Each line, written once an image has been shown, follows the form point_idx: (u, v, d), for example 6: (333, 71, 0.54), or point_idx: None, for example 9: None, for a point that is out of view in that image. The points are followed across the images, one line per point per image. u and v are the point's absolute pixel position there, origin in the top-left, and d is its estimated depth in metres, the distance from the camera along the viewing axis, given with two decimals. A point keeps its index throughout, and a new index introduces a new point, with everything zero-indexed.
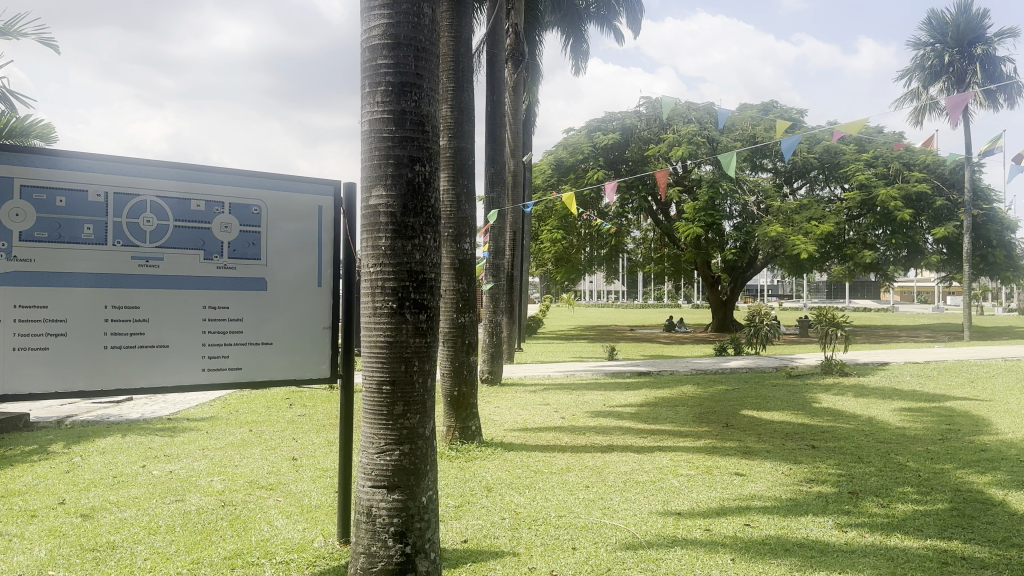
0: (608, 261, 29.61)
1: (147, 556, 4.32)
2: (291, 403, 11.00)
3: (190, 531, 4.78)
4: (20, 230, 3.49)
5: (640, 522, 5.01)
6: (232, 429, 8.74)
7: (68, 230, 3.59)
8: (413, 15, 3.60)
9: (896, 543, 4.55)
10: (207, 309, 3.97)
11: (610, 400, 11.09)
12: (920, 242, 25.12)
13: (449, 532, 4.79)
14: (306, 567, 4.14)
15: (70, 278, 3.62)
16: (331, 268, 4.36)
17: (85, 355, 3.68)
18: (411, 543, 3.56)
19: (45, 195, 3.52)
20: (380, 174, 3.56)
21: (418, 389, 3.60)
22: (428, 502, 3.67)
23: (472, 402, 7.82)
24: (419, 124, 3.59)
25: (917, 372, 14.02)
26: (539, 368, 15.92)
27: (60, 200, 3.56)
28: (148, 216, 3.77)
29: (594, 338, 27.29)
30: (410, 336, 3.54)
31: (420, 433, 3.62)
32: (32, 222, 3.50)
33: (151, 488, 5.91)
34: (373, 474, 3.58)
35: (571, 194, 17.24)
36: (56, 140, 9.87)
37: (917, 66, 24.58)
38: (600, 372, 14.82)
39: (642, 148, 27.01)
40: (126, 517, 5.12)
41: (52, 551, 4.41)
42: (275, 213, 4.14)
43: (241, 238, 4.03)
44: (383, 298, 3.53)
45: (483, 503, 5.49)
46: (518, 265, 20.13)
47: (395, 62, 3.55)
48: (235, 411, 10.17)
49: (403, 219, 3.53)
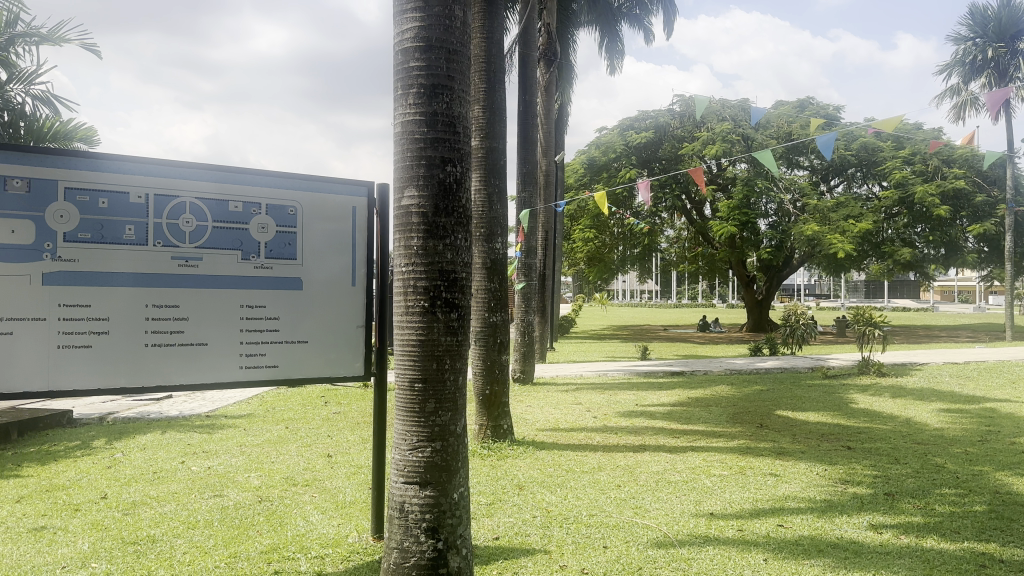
0: (641, 261, 29.45)
1: (186, 550, 4.42)
2: (326, 401, 11.15)
3: (227, 526, 4.88)
4: (64, 231, 3.59)
5: (672, 521, 4.99)
6: (269, 426, 8.89)
7: (111, 231, 3.69)
8: (445, 17, 3.64)
9: (932, 545, 4.48)
10: (245, 308, 4.05)
11: (643, 400, 11.05)
12: (960, 241, 24.63)
13: (481, 529, 4.83)
14: (340, 562, 4.20)
15: (112, 278, 3.72)
16: (365, 267, 4.41)
17: (126, 353, 3.78)
18: (444, 539, 3.59)
19: (88, 197, 3.63)
20: (413, 174, 3.60)
21: (450, 387, 3.64)
22: (459, 498, 3.70)
23: (503, 401, 7.85)
24: (450, 125, 3.62)
25: (957, 372, 13.76)
26: (571, 367, 15.93)
27: (103, 201, 3.66)
28: (188, 217, 3.86)
29: (628, 338, 27.19)
30: (442, 334, 3.58)
31: (452, 430, 3.66)
32: (76, 223, 3.61)
33: (189, 483, 6.04)
34: (406, 471, 3.63)
35: (604, 193, 17.18)
36: (99, 142, 10.13)
37: (958, 61, 24.07)
38: (632, 372, 14.77)
39: (676, 147, 26.85)
40: (166, 511, 5.23)
41: (94, 543, 4.54)
42: (311, 213, 4.21)
43: (278, 238, 4.11)
44: (415, 297, 3.58)
45: (514, 501, 5.52)
46: (550, 265, 20.12)
47: (428, 64, 3.59)
48: (271, 408, 10.34)
49: (435, 219, 3.57)
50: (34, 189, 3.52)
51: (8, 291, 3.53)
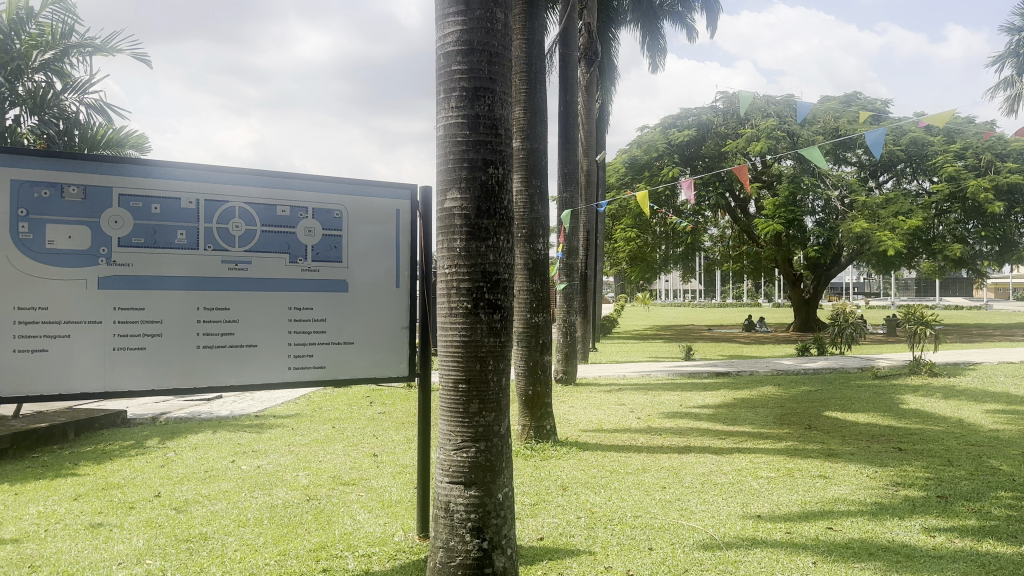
0: (685, 260, 29.17)
1: (237, 547, 4.52)
2: (371, 401, 11.29)
3: (277, 524, 4.97)
4: (119, 236, 3.70)
5: (718, 523, 4.94)
6: (316, 426, 9.03)
7: (163, 236, 3.79)
8: (486, 21, 3.66)
9: (988, 549, 4.36)
10: (293, 310, 4.13)
11: (688, 401, 10.95)
12: (1016, 237, 23.88)
13: (526, 529, 4.84)
14: (387, 560, 4.25)
15: (164, 282, 3.81)
16: (408, 269, 4.46)
17: (178, 354, 3.88)
18: (488, 539, 3.61)
19: (141, 203, 3.74)
20: (455, 177, 3.63)
21: (494, 388, 3.66)
22: (504, 498, 3.72)
23: (546, 402, 7.83)
24: (492, 127, 3.64)
25: (1013, 372, 13.35)
26: (614, 368, 15.86)
27: (155, 207, 3.77)
28: (237, 222, 3.95)
29: (671, 338, 26.97)
30: (485, 336, 3.60)
31: (495, 431, 3.68)
32: (130, 229, 3.72)
33: (240, 482, 6.17)
34: (451, 470, 3.66)
35: (647, 192, 17.07)
36: (149, 149, 10.40)
37: (1012, 51, 23.39)
38: (677, 373, 14.64)
39: (719, 145, 26.56)
40: (218, 510, 5.36)
41: (148, 541, 4.66)
42: (356, 217, 4.28)
43: (325, 241, 4.19)
44: (458, 298, 3.61)
45: (559, 502, 5.52)
46: (592, 265, 20.08)
47: (470, 67, 3.62)
48: (318, 409, 10.50)
49: (477, 221, 3.59)
50: (90, 196, 3.64)
51: (65, 295, 3.64)
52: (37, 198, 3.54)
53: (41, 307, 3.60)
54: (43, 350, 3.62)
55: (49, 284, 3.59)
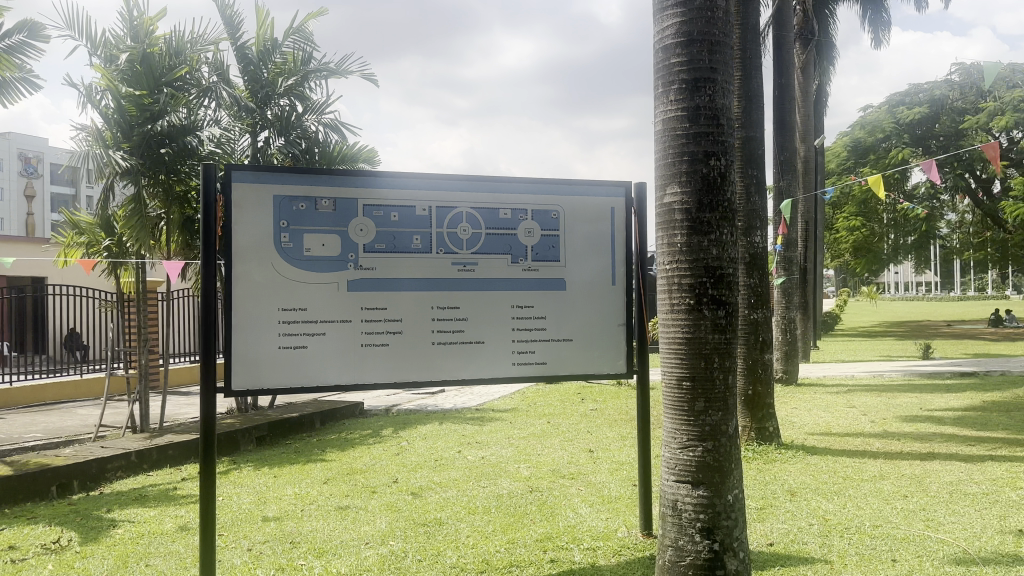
0: (918, 250, 26.64)
1: (469, 533, 4.78)
2: (584, 398, 11.44)
3: (504, 514, 5.19)
4: (363, 243, 4.05)
5: (974, 538, 4.46)
6: (533, 421, 9.31)
7: (401, 241, 4.10)
8: (706, 9, 3.57)
9: None
10: (516, 309, 4.29)
11: (928, 404, 9.98)
12: None
13: (753, 533, 4.67)
14: (612, 555, 4.29)
15: (401, 283, 4.11)
16: (625, 267, 4.48)
17: (416, 350, 4.16)
18: (719, 540, 3.53)
19: (382, 211, 4.06)
20: (675, 172, 3.58)
21: (721, 388, 3.56)
22: (733, 500, 3.61)
23: (767, 401, 7.46)
24: (713, 118, 3.55)
25: None
26: (840, 367, 14.83)
27: (393, 215, 4.08)
28: (465, 226, 4.18)
29: (903, 336, 24.76)
30: (710, 332, 3.52)
31: (722, 430, 3.58)
32: (372, 236, 4.06)
33: (467, 471, 6.51)
34: (677, 469, 3.61)
35: (873, 177, 15.80)
36: (378, 161, 11.25)
37: None
38: (913, 373, 13.39)
39: (956, 121, 23.97)
40: (449, 497, 5.70)
41: (390, 523, 5.06)
42: (573, 216, 4.37)
43: (543, 241, 4.32)
44: (681, 295, 3.56)
45: (787, 506, 5.26)
46: (811, 258, 18.92)
47: (689, 58, 3.56)
48: (534, 404, 10.82)
49: (700, 216, 3.53)
50: (338, 207, 4.01)
51: (320, 298, 4.02)
52: (295, 210, 3.96)
53: (300, 308, 3.98)
54: (303, 347, 3.99)
55: (307, 287, 3.98)
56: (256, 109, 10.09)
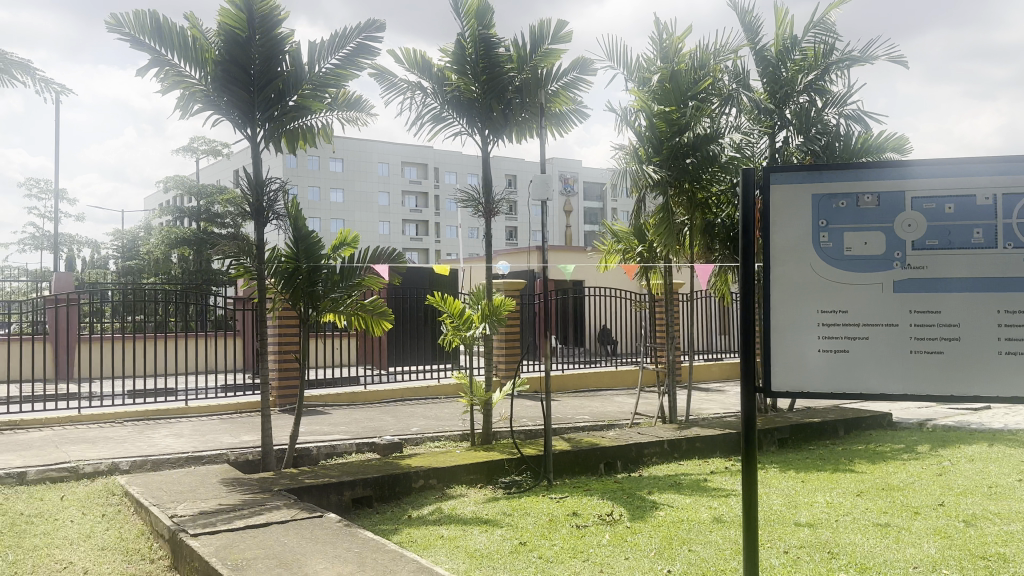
0: None
1: None
2: (989, 440, 8.99)
3: None
4: (913, 239, 3.22)
5: None
6: (914, 465, 7.41)
7: (958, 235, 3.17)
8: None
9: None
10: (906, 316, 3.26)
11: None
12: None
13: None
14: None
15: (948, 284, 3.19)
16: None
17: (938, 363, 3.23)
18: None
19: (934, 203, 3.18)
20: None
21: None
22: None
23: None
24: None
25: None
26: None
27: (949, 207, 3.17)
28: (913, 215, 3.21)
29: None
30: None
31: None
32: (924, 231, 3.20)
33: (825, 528, 5.12)
34: None
35: None
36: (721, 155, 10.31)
37: None
38: None
39: None
40: (798, 561, 4.44)
41: None
42: (920, 203, 3.20)
43: (894, 236, 3.24)
44: None
45: None
46: None
47: None
48: (915, 443, 8.75)
49: None
50: (885, 201, 3.24)
51: (863, 303, 3.29)
52: (836, 208, 3.32)
53: (841, 311, 3.32)
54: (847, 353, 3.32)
55: (847, 290, 3.31)
56: (775, 109, 10.33)
